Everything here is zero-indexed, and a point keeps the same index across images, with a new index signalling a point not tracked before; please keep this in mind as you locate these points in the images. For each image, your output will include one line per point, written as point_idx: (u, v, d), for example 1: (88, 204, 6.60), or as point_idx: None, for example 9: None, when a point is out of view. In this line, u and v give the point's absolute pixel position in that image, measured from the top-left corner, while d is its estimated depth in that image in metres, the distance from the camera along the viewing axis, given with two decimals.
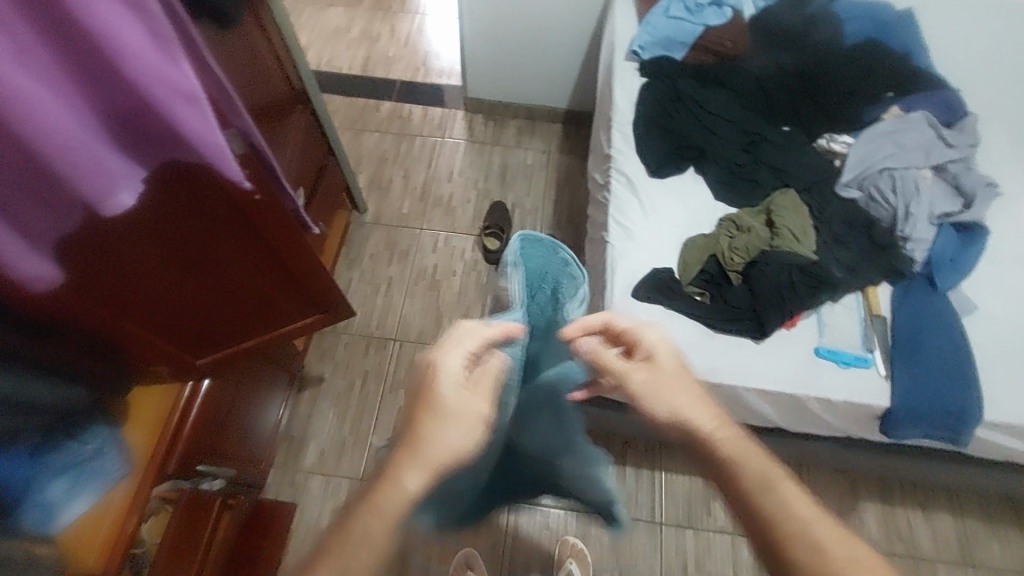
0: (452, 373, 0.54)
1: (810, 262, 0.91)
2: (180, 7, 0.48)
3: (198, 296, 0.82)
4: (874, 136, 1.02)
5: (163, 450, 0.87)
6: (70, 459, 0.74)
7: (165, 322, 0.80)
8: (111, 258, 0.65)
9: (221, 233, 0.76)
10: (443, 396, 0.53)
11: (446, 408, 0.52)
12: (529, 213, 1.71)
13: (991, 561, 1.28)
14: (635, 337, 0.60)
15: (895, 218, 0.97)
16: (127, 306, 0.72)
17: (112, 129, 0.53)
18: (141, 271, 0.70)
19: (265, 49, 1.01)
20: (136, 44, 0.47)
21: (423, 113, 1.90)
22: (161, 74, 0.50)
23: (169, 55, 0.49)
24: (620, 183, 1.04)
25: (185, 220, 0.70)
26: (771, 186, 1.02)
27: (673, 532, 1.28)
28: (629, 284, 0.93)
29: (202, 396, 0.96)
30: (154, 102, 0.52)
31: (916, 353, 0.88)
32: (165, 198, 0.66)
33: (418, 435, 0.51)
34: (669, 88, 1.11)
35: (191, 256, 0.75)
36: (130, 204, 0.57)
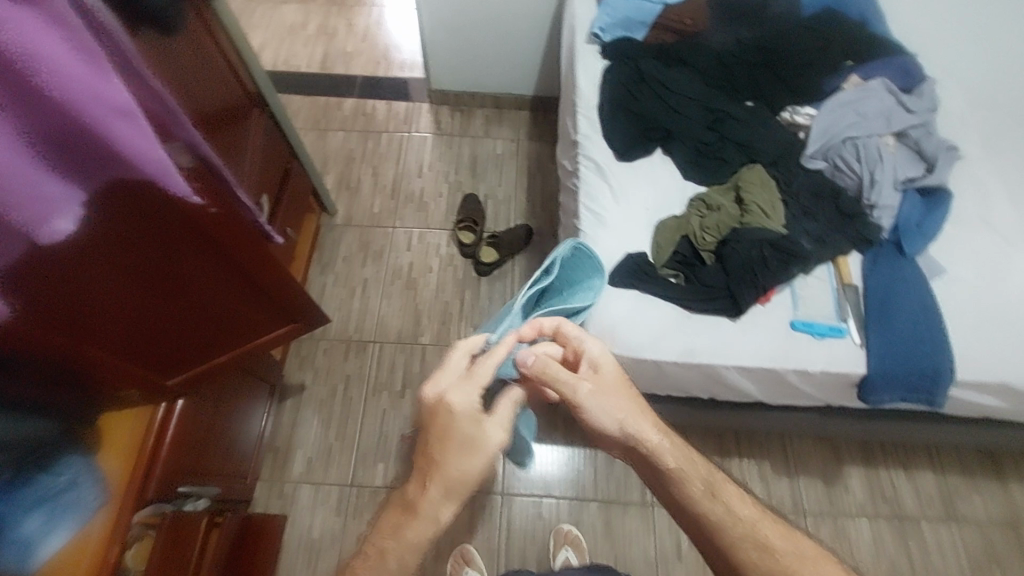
0: (469, 414, 0.59)
1: (781, 236, 0.91)
2: (108, 20, 0.46)
3: (162, 315, 0.79)
4: (836, 106, 1.02)
5: (141, 473, 0.86)
6: (45, 492, 0.73)
7: (131, 345, 0.77)
8: (64, 283, 0.63)
9: (178, 248, 0.74)
10: (462, 433, 0.58)
11: (462, 440, 0.58)
12: (502, 203, 1.70)
13: (971, 512, 1.33)
14: (579, 349, 0.64)
15: (860, 187, 0.97)
16: (88, 332, 0.70)
17: (47, 153, 0.50)
18: (100, 294, 0.68)
19: (213, 53, 0.97)
20: (63, 63, 0.45)
21: (388, 107, 1.86)
22: (95, 92, 0.48)
23: (99, 69, 0.47)
24: (588, 169, 1.03)
25: (137, 237, 0.68)
26: (738, 163, 1.02)
27: (665, 510, 1.30)
28: (603, 270, 0.93)
29: (177, 417, 0.94)
30: (88, 121, 0.50)
31: (887, 319, 0.90)
32: (113, 216, 0.64)
33: (434, 461, 0.57)
34: (632, 69, 1.11)
35: (151, 275, 0.73)
36: (71, 230, 0.54)
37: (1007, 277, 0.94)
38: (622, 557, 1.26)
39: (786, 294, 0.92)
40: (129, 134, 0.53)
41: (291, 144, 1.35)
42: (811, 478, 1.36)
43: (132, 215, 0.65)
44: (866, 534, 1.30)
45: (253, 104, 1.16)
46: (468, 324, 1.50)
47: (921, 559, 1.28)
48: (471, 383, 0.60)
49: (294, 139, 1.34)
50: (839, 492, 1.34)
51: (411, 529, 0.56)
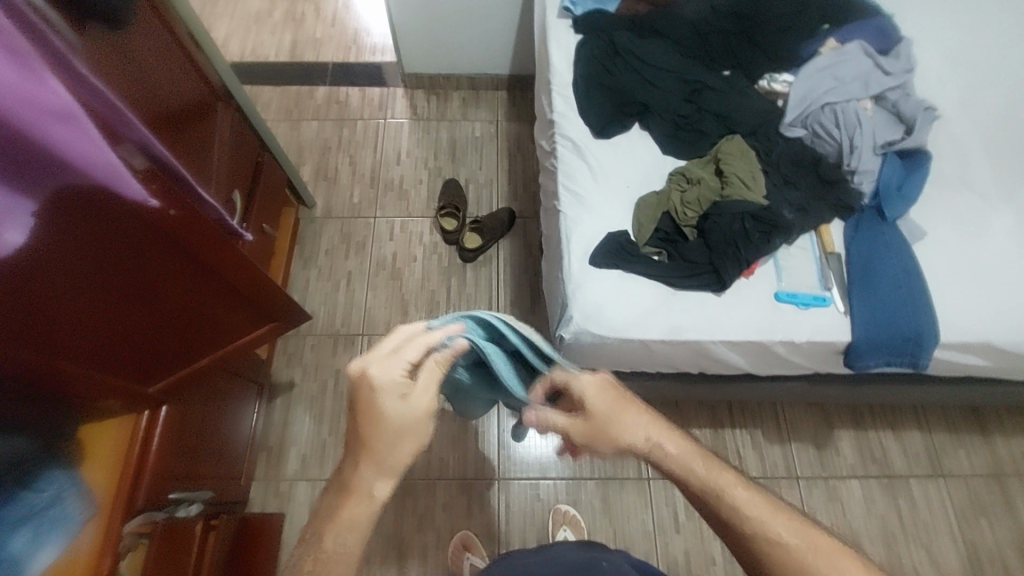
0: (394, 390, 0.57)
1: (762, 207, 0.91)
2: (38, 17, 0.42)
3: (135, 322, 0.77)
4: (813, 71, 1.00)
5: (128, 483, 0.85)
6: (28, 510, 0.71)
7: (105, 354, 0.76)
8: (26, 296, 0.61)
9: (144, 253, 0.72)
10: (386, 411, 0.57)
11: (388, 418, 0.57)
12: (484, 187, 1.67)
13: (959, 468, 1.35)
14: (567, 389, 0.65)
15: (841, 153, 0.96)
16: (56, 343, 0.68)
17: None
18: (65, 305, 0.66)
19: (171, 46, 0.93)
20: None
21: (361, 94, 1.82)
22: (25, 93, 0.45)
23: (32, 70, 0.44)
24: (566, 148, 1.01)
25: (99, 245, 0.66)
26: (717, 135, 1.00)
27: (661, 484, 1.31)
28: (586, 251, 0.91)
29: (162, 424, 0.92)
30: (25, 127, 0.47)
31: (870, 286, 0.90)
32: (72, 225, 0.61)
33: (367, 440, 0.57)
34: (606, 43, 1.08)
35: (119, 282, 0.71)
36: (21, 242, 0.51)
37: (988, 237, 0.94)
38: (620, 533, 1.28)
39: (769, 266, 0.91)
40: (71, 137, 0.50)
41: (262, 136, 1.31)
42: (803, 444, 1.37)
43: (90, 221, 0.63)
44: (857, 495, 1.32)
45: (218, 96, 1.12)
46: (456, 311, 1.49)
47: (912, 517, 1.31)
48: (396, 360, 0.57)
49: (265, 131, 1.31)
50: (830, 456, 1.36)
51: (359, 513, 0.57)
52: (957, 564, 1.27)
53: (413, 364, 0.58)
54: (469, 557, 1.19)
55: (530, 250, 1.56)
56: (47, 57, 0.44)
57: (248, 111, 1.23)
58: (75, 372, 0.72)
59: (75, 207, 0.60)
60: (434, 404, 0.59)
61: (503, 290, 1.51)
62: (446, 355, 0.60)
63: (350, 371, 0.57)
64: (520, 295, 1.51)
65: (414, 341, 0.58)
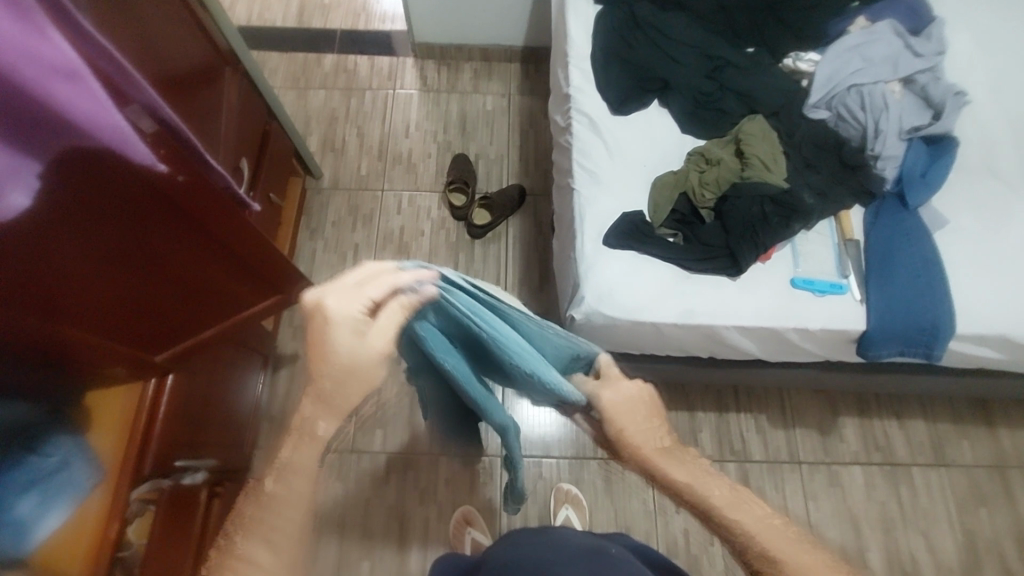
0: (351, 323, 0.50)
1: (782, 190, 0.88)
2: None
3: (144, 290, 0.76)
4: (841, 50, 0.97)
5: (136, 450, 0.85)
6: (37, 474, 0.71)
7: (114, 322, 0.75)
8: (29, 259, 0.60)
9: (151, 218, 0.71)
10: (339, 346, 0.49)
11: (341, 360, 0.49)
12: (493, 162, 1.64)
13: (961, 458, 1.35)
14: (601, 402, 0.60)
15: (865, 136, 0.94)
16: (63, 310, 0.67)
17: None
18: (73, 270, 0.65)
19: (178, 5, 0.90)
20: None
21: (371, 62, 1.78)
22: (28, 50, 0.43)
23: (35, 27, 0.42)
24: (582, 124, 0.98)
25: (106, 207, 0.64)
26: (739, 114, 0.98)
27: None
28: (599, 231, 0.90)
29: (168, 393, 0.93)
30: (27, 85, 0.44)
31: (888, 275, 0.88)
32: (79, 187, 0.60)
33: (316, 385, 0.50)
34: (626, 15, 1.04)
35: (124, 249, 0.70)
36: (25, 205, 0.50)
37: (1013, 229, 0.92)
38: (621, 511, 1.29)
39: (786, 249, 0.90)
40: (79, 97, 0.48)
41: (270, 103, 1.29)
42: (807, 430, 1.37)
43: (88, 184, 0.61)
44: (859, 481, 1.33)
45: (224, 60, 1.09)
46: None
47: (912, 504, 1.31)
48: (358, 295, 0.50)
49: (273, 97, 1.28)
50: (833, 443, 1.36)
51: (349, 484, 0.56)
52: (953, 553, 1.28)
53: (375, 303, 0.51)
54: (471, 531, 1.20)
55: (539, 227, 1.54)
56: (50, 10, 0.42)
57: (255, 77, 1.20)
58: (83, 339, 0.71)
59: (81, 171, 0.58)
60: (394, 346, 0.51)
61: (510, 267, 1.50)
62: (412, 298, 0.53)
63: (305, 301, 0.50)
64: (528, 273, 1.50)
65: (380, 277, 0.52)
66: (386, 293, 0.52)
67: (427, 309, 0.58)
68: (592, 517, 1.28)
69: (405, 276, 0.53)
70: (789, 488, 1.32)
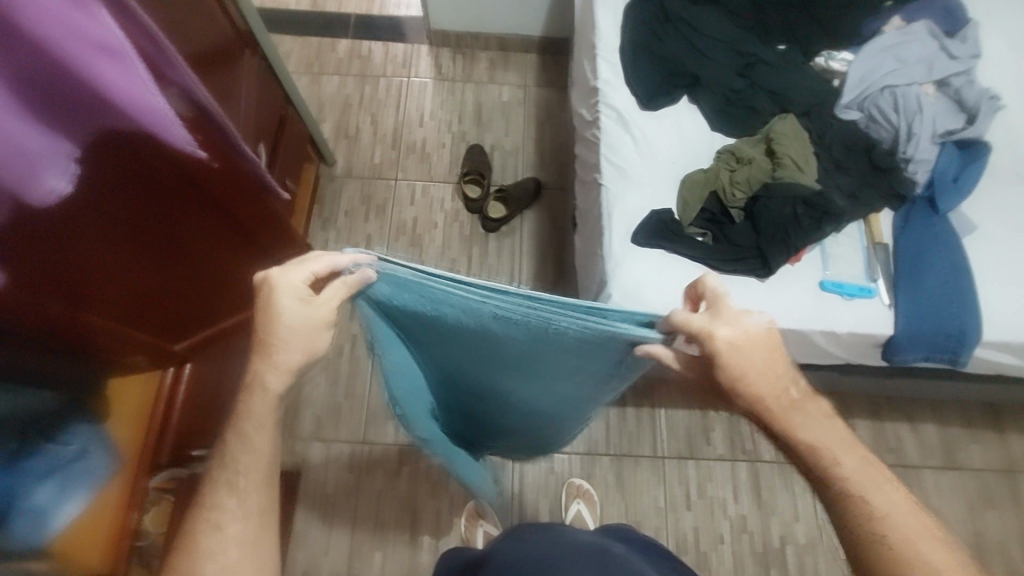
0: (294, 292, 0.53)
1: (813, 192, 0.87)
2: None
3: (166, 279, 0.75)
4: (876, 51, 0.95)
5: (153, 441, 0.86)
6: (55, 463, 0.70)
7: (133, 309, 0.74)
8: (55, 247, 0.58)
9: (177, 208, 0.69)
10: (282, 312, 0.53)
11: (277, 326, 0.53)
12: (509, 154, 1.63)
13: (971, 462, 1.36)
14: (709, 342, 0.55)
15: (897, 139, 0.93)
16: (84, 297, 0.66)
17: (25, 98, 0.43)
18: (98, 257, 0.64)
19: None
20: None
21: (385, 49, 1.75)
22: (72, 26, 0.41)
23: (77, 0, 0.40)
24: (609, 118, 0.97)
25: (133, 194, 0.63)
26: (770, 113, 0.96)
27: (674, 463, 1.33)
28: (628, 229, 0.89)
29: (188, 381, 0.91)
30: (68, 63, 0.43)
31: (918, 279, 0.87)
32: (109, 173, 0.58)
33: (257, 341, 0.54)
34: (656, 8, 1.03)
35: (148, 238, 0.68)
36: (61, 189, 0.49)
37: None
38: (632, 507, 1.29)
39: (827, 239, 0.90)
40: (118, 77, 0.46)
41: (286, 88, 1.26)
42: None
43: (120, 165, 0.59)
44: None
45: (243, 44, 1.07)
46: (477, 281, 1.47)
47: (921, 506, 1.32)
48: (301, 267, 0.53)
49: (290, 84, 1.26)
50: None
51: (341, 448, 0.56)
52: None
53: (317, 277, 0.54)
54: (483, 524, 1.18)
55: (554, 221, 1.53)
56: None
57: (273, 63, 1.18)
58: (103, 326, 0.71)
59: (115, 155, 0.57)
60: (337, 317, 0.54)
61: (524, 261, 1.49)
62: (353, 277, 0.54)
63: (259, 277, 0.55)
64: (542, 267, 1.49)
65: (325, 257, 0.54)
66: (329, 269, 0.54)
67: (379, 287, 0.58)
68: (604, 512, 1.28)
69: (346, 257, 0.55)
70: (799, 488, 1.32)
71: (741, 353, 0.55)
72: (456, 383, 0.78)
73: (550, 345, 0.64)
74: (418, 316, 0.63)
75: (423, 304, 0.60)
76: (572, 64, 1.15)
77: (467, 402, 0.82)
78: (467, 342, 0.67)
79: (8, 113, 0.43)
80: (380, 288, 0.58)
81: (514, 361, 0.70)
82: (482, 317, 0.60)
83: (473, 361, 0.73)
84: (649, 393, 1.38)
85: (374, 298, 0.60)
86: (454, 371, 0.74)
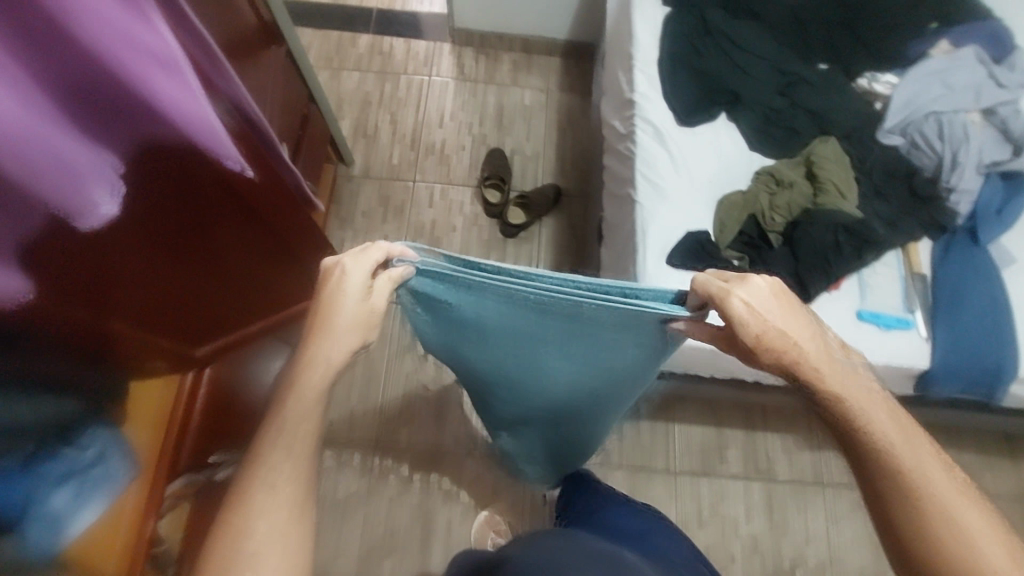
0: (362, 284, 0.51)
1: (855, 219, 0.85)
2: None
3: (196, 287, 0.74)
4: (922, 75, 0.93)
5: (170, 446, 0.84)
6: (72, 466, 0.67)
7: (161, 315, 0.73)
8: (90, 257, 0.57)
9: (214, 216, 0.67)
10: (345, 303, 0.50)
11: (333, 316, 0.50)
12: (529, 159, 1.60)
13: (987, 492, 1.35)
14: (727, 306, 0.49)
15: (940, 167, 0.90)
16: (115, 305, 0.65)
17: (79, 112, 0.43)
18: (130, 266, 0.63)
19: None
20: (101, 8, 0.38)
21: (407, 46, 1.72)
22: (128, 35, 0.40)
23: (140, 17, 0.40)
24: (646, 133, 0.94)
25: (172, 205, 0.61)
26: (809, 134, 0.94)
27: (688, 480, 1.32)
28: (663, 249, 0.87)
29: (208, 384, 0.90)
30: (124, 77, 0.43)
31: (957, 312, 0.85)
32: (152, 184, 0.57)
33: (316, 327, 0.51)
34: (697, 21, 1.00)
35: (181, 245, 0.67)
36: (111, 209, 0.50)
37: None
38: None
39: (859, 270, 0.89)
40: (172, 91, 0.46)
41: (309, 84, 1.24)
42: (834, 454, 1.36)
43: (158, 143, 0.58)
44: None
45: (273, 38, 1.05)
46: None
47: None
48: (364, 256, 0.51)
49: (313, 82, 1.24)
50: None
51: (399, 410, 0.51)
52: None
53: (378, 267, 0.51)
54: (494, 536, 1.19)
55: (574, 229, 1.51)
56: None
57: (298, 60, 1.16)
58: (130, 333, 0.70)
59: (160, 168, 0.55)
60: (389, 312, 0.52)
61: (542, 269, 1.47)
62: (399, 273, 0.53)
63: (324, 265, 0.52)
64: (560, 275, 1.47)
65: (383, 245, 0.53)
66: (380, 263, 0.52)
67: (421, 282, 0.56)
68: None
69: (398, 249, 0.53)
70: (813, 511, 1.31)
71: (762, 314, 0.49)
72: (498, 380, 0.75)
73: (590, 334, 0.60)
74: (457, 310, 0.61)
75: (456, 296, 0.58)
76: (605, 75, 1.13)
77: (509, 399, 0.79)
78: (506, 336, 0.64)
79: (56, 128, 0.43)
80: (416, 283, 0.56)
81: (556, 354, 0.66)
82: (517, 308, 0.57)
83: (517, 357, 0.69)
84: (664, 409, 1.37)
85: (411, 292, 0.58)
86: (498, 367, 0.71)
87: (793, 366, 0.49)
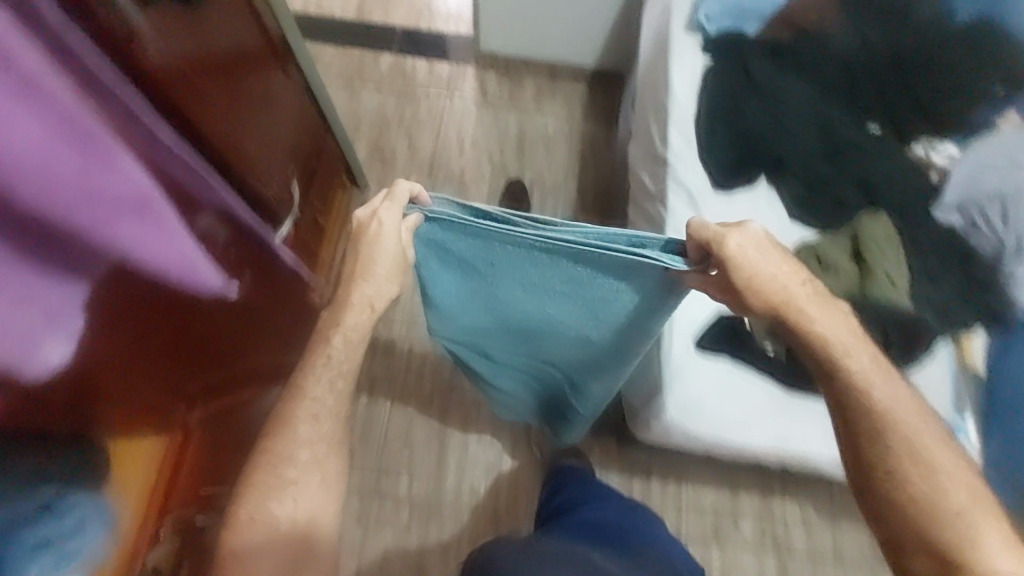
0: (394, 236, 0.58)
1: (904, 310, 0.78)
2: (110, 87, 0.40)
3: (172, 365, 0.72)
4: (991, 149, 0.84)
5: (152, 515, 0.80)
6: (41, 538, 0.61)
7: (138, 399, 0.70)
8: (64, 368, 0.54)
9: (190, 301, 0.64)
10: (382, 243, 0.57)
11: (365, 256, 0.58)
12: (549, 190, 1.54)
13: None
14: (722, 251, 0.52)
15: (1001, 252, 0.81)
16: (88, 399, 0.62)
17: (30, 246, 0.44)
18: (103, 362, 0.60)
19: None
20: (57, 166, 0.40)
21: (429, 67, 1.67)
22: (92, 186, 0.43)
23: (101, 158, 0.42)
24: (678, 198, 0.87)
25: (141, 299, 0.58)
26: (855, 206, 0.87)
27: (699, 545, 1.25)
28: (690, 333, 0.79)
29: (196, 446, 0.86)
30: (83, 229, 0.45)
31: (1015, 418, 0.77)
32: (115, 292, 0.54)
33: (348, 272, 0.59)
34: (741, 76, 0.92)
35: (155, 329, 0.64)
36: (59, 360, 0.51)
37: None
38: None
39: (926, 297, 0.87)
40: (142, 237, 0.48)
41: (326, 114, 1.19)
42: (856, 528, 1.28)
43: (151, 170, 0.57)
44: None
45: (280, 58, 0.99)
46: None
47: None
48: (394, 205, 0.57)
49: (330, 111, 1.19)
50: None
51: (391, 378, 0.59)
52: None
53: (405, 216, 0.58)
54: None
55: None
56: (111, 138, 0.42)
57: (314, 89, 1.11)
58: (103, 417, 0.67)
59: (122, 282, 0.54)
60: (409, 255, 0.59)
61: None
62: (415, 216, 0.58)
63: (358, 219, 0.58)
64: None
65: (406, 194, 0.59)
66: (402, 214, 0.58)
67: (434, 232, 0.60)
68: None
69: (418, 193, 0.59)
70: None
71: (751, 259, 0.53)
72: (511, 341, 0.78)
73: (592, 287, 0.62)
74: (461, 260, 0.64)
75: (466, 248, 0.61)
76: (634, 121, 1.06)
77: (520, 361, 0.83)
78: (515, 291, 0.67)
79: (19, 269, 0.45)
80: (428, 229, 0.60)
81: (566, 310, 0.68)
82: (525, 254, 0.59)
83: (514, 315, 0.71)
84: (677, 467, 1.30)
85: (426, 241, 0.61)
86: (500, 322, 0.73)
87: (783, 309, 0.56)
